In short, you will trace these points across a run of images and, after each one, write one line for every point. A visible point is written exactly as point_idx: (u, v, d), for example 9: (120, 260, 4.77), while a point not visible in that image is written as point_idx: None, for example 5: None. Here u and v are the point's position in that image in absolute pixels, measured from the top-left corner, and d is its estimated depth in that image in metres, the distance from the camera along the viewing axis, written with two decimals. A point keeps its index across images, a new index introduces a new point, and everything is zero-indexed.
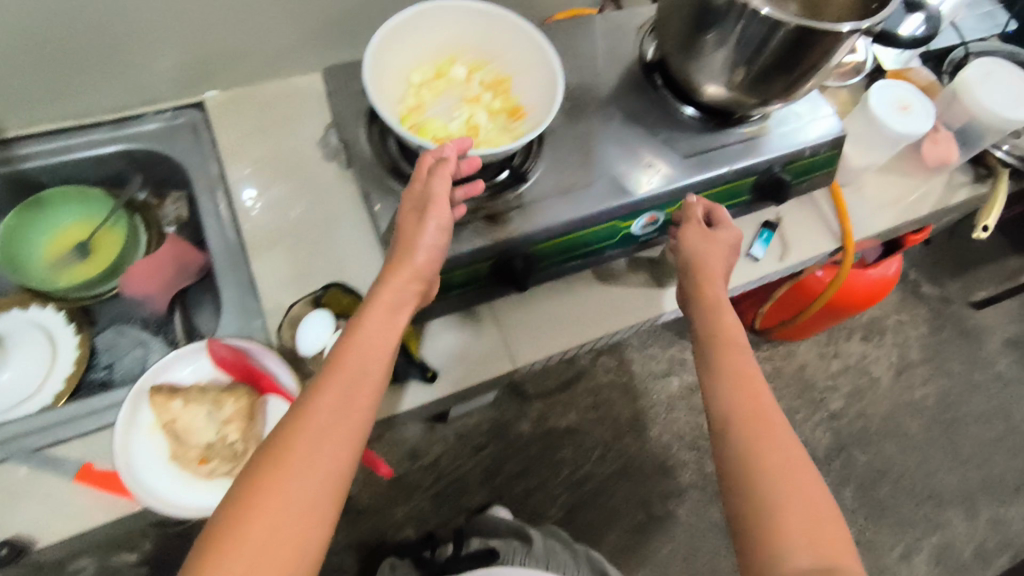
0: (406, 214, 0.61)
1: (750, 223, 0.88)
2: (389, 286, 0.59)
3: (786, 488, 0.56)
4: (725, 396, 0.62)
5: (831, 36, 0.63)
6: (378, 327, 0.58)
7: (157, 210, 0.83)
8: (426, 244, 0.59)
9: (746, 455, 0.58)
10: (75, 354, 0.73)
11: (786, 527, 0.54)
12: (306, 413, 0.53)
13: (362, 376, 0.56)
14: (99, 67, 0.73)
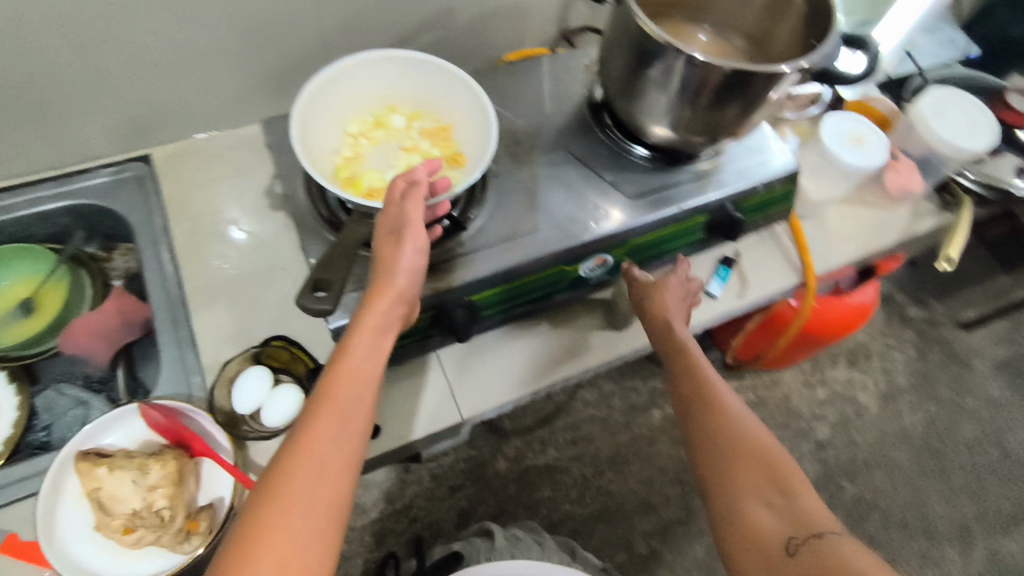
0: (382, 234, 0.56)
1: (708, 259, 0.87)
2: (369, 313, 0.53)
3: (744, 460, 0.65)
4: (686, 399, 0.71)
5: (765, 76, 0.62)
6: (363, 356, 0.53)
7: (105, 263, 0.83)
8: (407, 266, 0.54)
9: (710, 441, 0.67)
10: (14, 416, 0.71)
11: (750, 489, 0.63)
12: (295, 459, 0.48)
13: (349, 410, 0.51)
14: (39, 125, 0.73)
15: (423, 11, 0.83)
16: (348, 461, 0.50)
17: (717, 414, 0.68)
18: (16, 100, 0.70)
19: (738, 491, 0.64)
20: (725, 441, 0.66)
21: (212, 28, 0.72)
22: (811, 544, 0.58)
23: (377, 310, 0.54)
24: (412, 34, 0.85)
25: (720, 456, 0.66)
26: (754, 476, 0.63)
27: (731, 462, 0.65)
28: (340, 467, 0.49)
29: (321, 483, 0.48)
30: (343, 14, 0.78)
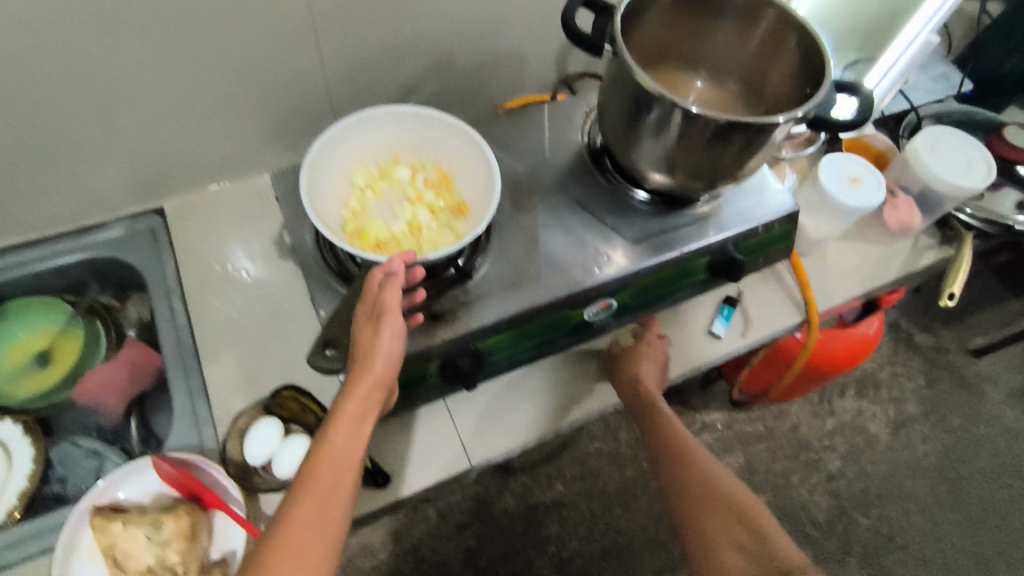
0: (363, 321, 0.57)
1: (711, 299, 0.88)
2: (350, 399, 0.54)
3: (714, 500, 0.69)
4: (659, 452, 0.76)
5: (760, 125, 0.64)
6: (343, 445, 0.53)
7: (118, 312, 0.85)
8: (384, 351, 0.55)
9: (688, 488, 0.70)
10: (30, 467, 0.73)
11: (721, 528, 0.67)
12: (275, 553, 0.48)
13: (327, 499, 0.51)
14: (58, 182, 0.76)
15: (426, 62, 0.85)
16: (325, 553, 0.49)
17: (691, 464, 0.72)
18: (34, 156, 0.72)
19: (712, 529, 0.67)
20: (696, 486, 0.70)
21: (222, 84, 0.75)
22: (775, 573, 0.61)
23: (357, 397, 0.54)
24: (415, 83, 0.88)
25: (693, 500, 0.70)
26: (722, 512, 0.67)
27: (704, 504, 0.69)
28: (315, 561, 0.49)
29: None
30: (349, 67, 0.80)
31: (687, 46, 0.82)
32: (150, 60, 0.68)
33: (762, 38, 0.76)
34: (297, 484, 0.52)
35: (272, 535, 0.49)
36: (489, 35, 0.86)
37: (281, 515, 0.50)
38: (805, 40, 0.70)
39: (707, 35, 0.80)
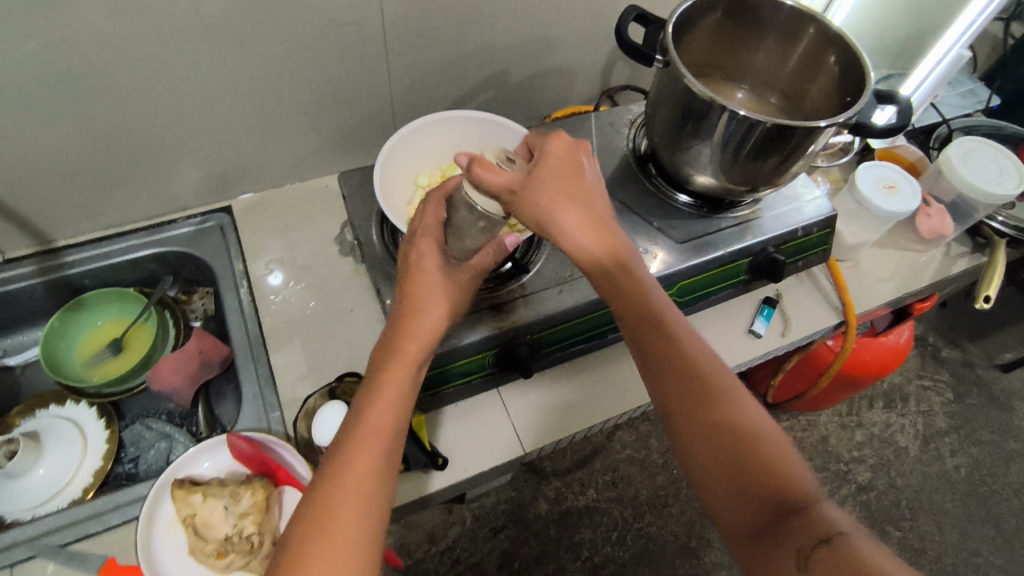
0: (423, 267, 0.61)
1: (750, 300, 0.91)
2: (413, 333, 0.58)
3: (717, 427, 0.50)
4: (652, 358, 0.55)
5: (806, 129, 0.67)
6: (398, 374, 0.56)
7: (185, 305, 0.89)
8: (450, 293, 0.61)
9: (683, 417, 0.52)
10: (104, 448, 0.77)
11: (714, 460, 0.49)
12: (342, 465, 0.49)
13: (384, 422, 0.53)
14: (139, 179, 0.82)
15: (481, 75, 0.90)
16: (383, 465, 0.50)
17: (676, 357, 0.54)
18: (119, 155, 0.78)
19: (696, 463, 0.50)
20: (686, 398, 0.52)
21: (294, 92, 0.80)
22: (819, 554, 0.42)
23: (416, 339, 0.58)
24: (468, 94, 0.93)
25: (674, 410, 0.52)
26: (725, 441, 0.49)
27: (701, 436, 0.50)
28: (377, 473, 0.49)
29: (361, 486, 0.48)
30: (410, 79, 0.86)
31: (729, 60, 0.86)
32: (233, 68, 0.74)
33: (803, 52, 0.80)
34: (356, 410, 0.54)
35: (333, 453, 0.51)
36: (540, 51, 0.91)
37: (341, 436, 0.52)
38: (843, 54, 0.74)
39: (750, 50, 0.85)
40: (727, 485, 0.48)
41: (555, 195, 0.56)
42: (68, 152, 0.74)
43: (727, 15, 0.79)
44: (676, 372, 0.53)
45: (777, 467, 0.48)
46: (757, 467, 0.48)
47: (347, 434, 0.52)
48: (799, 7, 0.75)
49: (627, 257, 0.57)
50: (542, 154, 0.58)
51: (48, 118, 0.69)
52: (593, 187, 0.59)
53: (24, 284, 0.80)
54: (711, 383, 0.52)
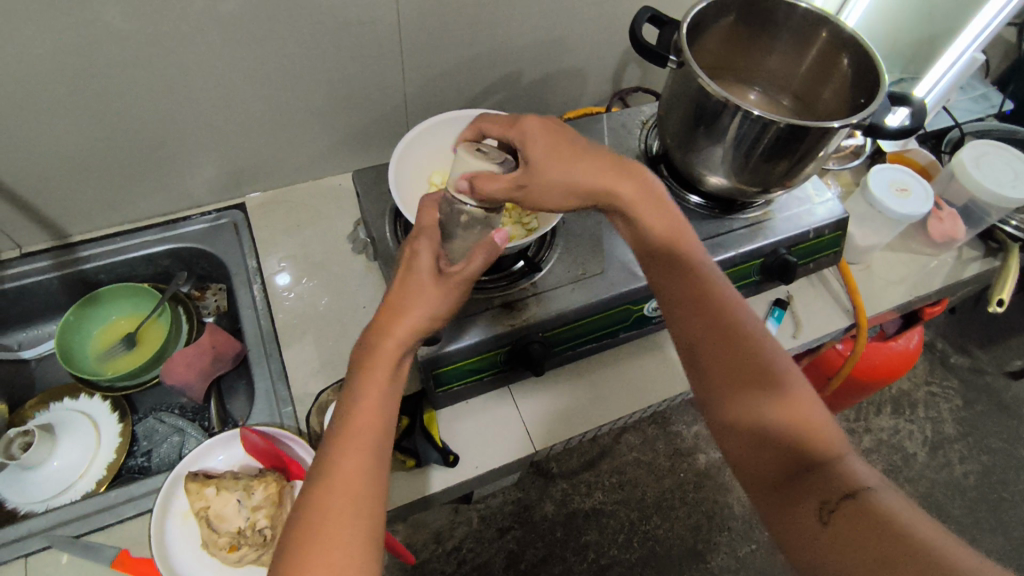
0: (410, 272, 0.55)
1: (761, 301, 0.91)
2: (390, 337, 0.52)
3: (749, 389, 0.53)
4: (685, 305, 0.58)
5: (821, 130, 0.66)
6: (374, 401, 0.50)
7: (198, 301, 0.90)
8: (429, 290, 0.53)
9: (714, 360, 0.55)
10: (117, 441, 0.78)
11: (744, 420, 0.52)
12: (315, 522, 0.45)
13: (358, 461, 0.48)
14: (155, 176, 0.82)
15: (494, 75, 0.91)
16: (364, 511, 0.47)
17: (710, 327, 0.56)
18: (136, 152, 0.78)
19: (727, 423, 0.54)
20: (716, 364, 0.55)
21: (309, 91, 0.81)
22: (845, 506, 0.46)
23: (398, 338, 0.52)
24: (481, 95, 0.93)
25: (706, 373, 0.55)
26: (758, 404, 0.52)
27: (732, 378, 0.54)
28: (358, 523, 0.46)
29: (340, 542, 0.45)
30: (425, 78, 0.86)
31: (742, 62, 0.87)
32: (251, 66, 0.74)
33: (817, 55, 0.80)
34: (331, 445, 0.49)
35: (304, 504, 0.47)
36: (553, 52, 0.91)
37: (314, 481, 0.47)
38: (857, 57, 0.74)
39: (763, 53, 0.85)
40: (752, 444, 0.52)
41: (556, 163, 0.59)
42: (87, 147, 0.75)
43: (741, 17, 0.79)
44: (709, 339, 0.56)
45: (805, 426, 0.51)
46: (786, 426, 0.51)
47: (319, 481, 0.47)
48: (813, 10, 0.75)
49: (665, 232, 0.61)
50: (524, 138, 0.61)
51: (68, 114, 0.70)
52: (588, 150, 0.61)
53: (41, 278, 0.81)
54: (746, 345, 0.55)
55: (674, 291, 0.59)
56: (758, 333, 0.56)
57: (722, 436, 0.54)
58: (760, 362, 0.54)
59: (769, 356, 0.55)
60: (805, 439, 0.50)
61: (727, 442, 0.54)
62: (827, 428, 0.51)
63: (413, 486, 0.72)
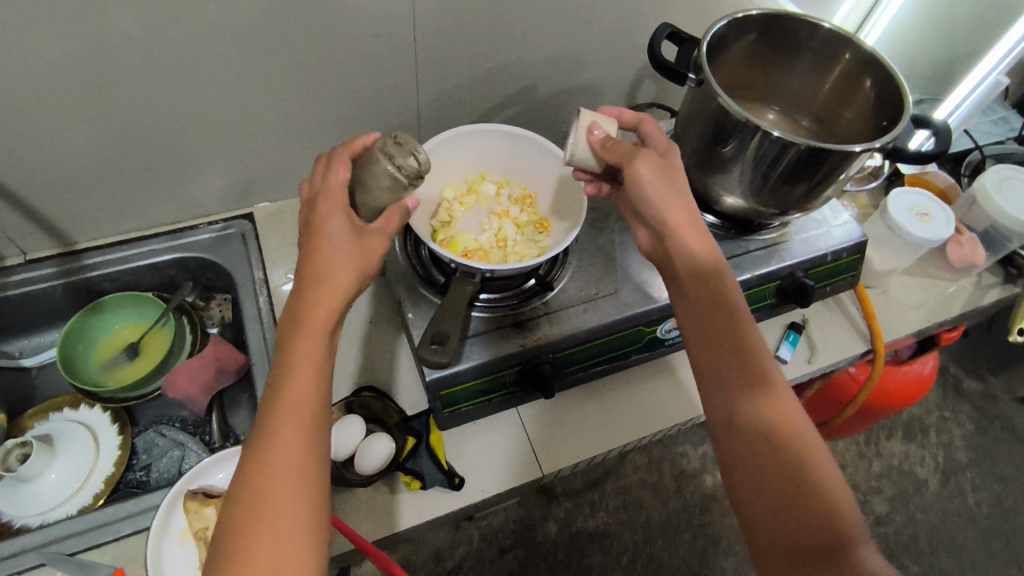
0: (327, 234, 0.54)
1: (774, 325, 0.89)
2: (316, 303, 0.52)
3: (780, 457, 0.51)
4: (714, 348, 0.56)
5: (843, 152, 0.65)
6: (308, 367, 0.50)
7: (202, 311, 0.88)
8: (340, 246, 0.54)
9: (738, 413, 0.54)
10: (116, 454, 0.76)
11: (771, 485, 0.51)
12: (260, 493, 0.45)
13: (297, 430, 0.48)
14: (164, 184, 0.82)
15: (508, 90, 0.90)
16: (310, 477, 0.47)
17: (748, 386, 0.54)
18: (144, 160, 0.77)
19: (749, 485, 0.52)
20: (750, 422, 0.53)
21: (321, 102, 0.80)
22: None
23: (328, 304, 0.52)
24: (495, 109, 0.93)
25: (738, 436, 0.53)
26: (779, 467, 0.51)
27: (756, 434, 0.52)
28: (303, 486, 0.46)
29: (288, 529, 0.45)
30: (439, 90, 0.85)
31: (762, 82, 0.85)
32: (266, 74, 0.73)
33: (839, 76, 0.79)
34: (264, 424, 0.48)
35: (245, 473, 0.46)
36: (568, 67, 0.90)
37: (253, 451, 0.47)
38: (880, 79, 0.73)
39: (784, 73, 0.83)
40: (773, 510, 0.50)
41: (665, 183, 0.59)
42: (95, 155, 0.74)
43: (762, 36, 0.78)
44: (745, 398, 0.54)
45: (830, 498, 0.49)
46: (811, 496, 0.49)
47: (259, 459, 0.47)
48: (837, 30, 0.74)
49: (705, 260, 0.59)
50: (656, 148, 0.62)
51: (77, 120, 0.69)
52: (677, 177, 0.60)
53: (46, 285, 0.80)
54: (780, 410, 0.53)
55: (715, 343, 0.56)
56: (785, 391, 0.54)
57: (741, 498, 0.52)
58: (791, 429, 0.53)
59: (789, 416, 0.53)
60: (829, 513, 0.49)
61: (745, 504, 0.51)
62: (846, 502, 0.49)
63: (417, 509, 0.69)
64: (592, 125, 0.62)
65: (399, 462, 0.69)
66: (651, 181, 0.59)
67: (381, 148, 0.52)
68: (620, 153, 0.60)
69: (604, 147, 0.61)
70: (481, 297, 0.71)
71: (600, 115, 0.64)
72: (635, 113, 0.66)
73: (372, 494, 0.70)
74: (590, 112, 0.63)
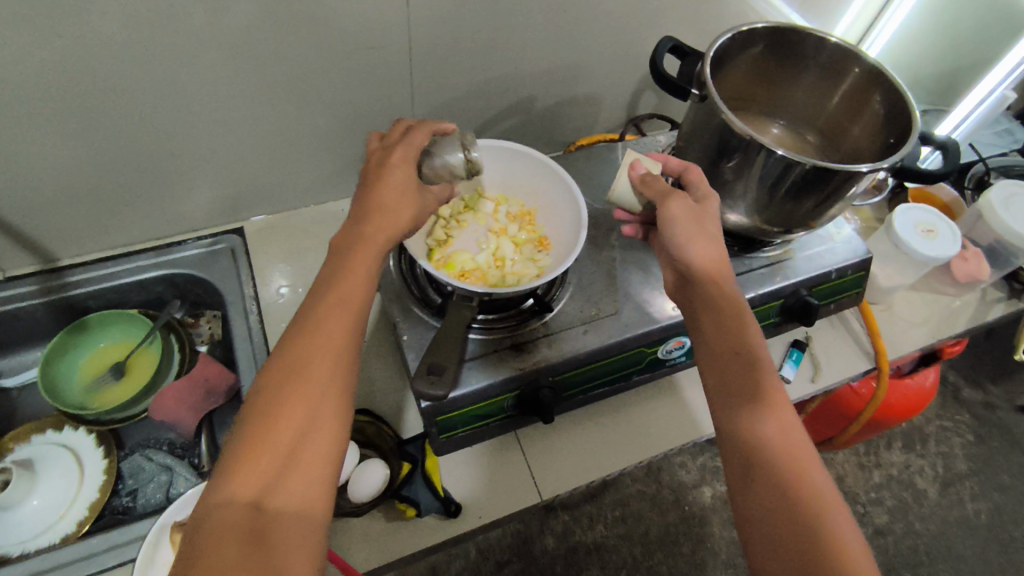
0: (389, 174, 0.59)
1: (777, 343, 0.87)
2: (365, 239, 0.56)
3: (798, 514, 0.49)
4: (724, 375, 0.56)
5: (851, 171, 0.63)
6: (352, 282, 0.54)
7: (191, 328, 0.86)
8: (399, 183, 0.59)
9: (752, 442, 0.53)
10: (102, 479, 0.74)
11: (790, 544, 0.48)
12: (293, 383, 0.49)
13: (335, 338, 0.51)
14: (151, 199, 0.79)
15: (506, 101, 0.88)
16: (338, 380, 0.50)
17: (764, 430, 0.53)
18: (130, 176, 0.75)
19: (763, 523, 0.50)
20: (763, 454, 0.52)
21: (312, 115, 0.78)
22: None
23: (383, 235, 0.57)
24: (492, 120, 0.90)
25: (751, 469, 0.52)
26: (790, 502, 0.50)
27: (769, 467, 0.51)
28: (329, 386, 0.49)
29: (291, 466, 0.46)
30: (434, 103, 0.83)
31: (765, 95, 0.84)
32: (255, 87, 0.71)
33: (846, 90, 0.77)
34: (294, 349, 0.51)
35: (279, 363, 0.50)
36: (567, 78, 0.88)
37: (280, 373, 0.49)
38: (888, 95, 0.71)
39: (788, 87, 0.82)
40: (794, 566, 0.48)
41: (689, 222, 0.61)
42: (79, 170, 0.72)
43: (768, 49, 0.76)
44: (763, 454, 0.52)
45: (848, 554, 0.47)
46: (830, 554, 0.47)
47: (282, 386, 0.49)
48: (843, 45, 0.72)
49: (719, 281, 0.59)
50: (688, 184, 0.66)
51: (59, 137, 0.67)
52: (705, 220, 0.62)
53: (28, 303, 0.77)
54: (797, 456, 0.52)
55: (734, 396, 0.55)
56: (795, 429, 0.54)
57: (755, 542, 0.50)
58: (809, 485, 0.51)
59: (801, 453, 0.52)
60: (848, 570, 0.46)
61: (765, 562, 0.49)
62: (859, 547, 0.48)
63: (414, 536, 0.68)
64: (634, 163, 0.69)
65: (394, 489, 0.67)
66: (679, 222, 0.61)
67: (460, 140, 0.63)
68: (656, 190, 0.65)
69: (641, 182, 0.67)
70: (478, 318, 0.69)
71: (644, 156, 0.71)
72: (681, 161, 0.70)
73: (366, 523, 0.68)
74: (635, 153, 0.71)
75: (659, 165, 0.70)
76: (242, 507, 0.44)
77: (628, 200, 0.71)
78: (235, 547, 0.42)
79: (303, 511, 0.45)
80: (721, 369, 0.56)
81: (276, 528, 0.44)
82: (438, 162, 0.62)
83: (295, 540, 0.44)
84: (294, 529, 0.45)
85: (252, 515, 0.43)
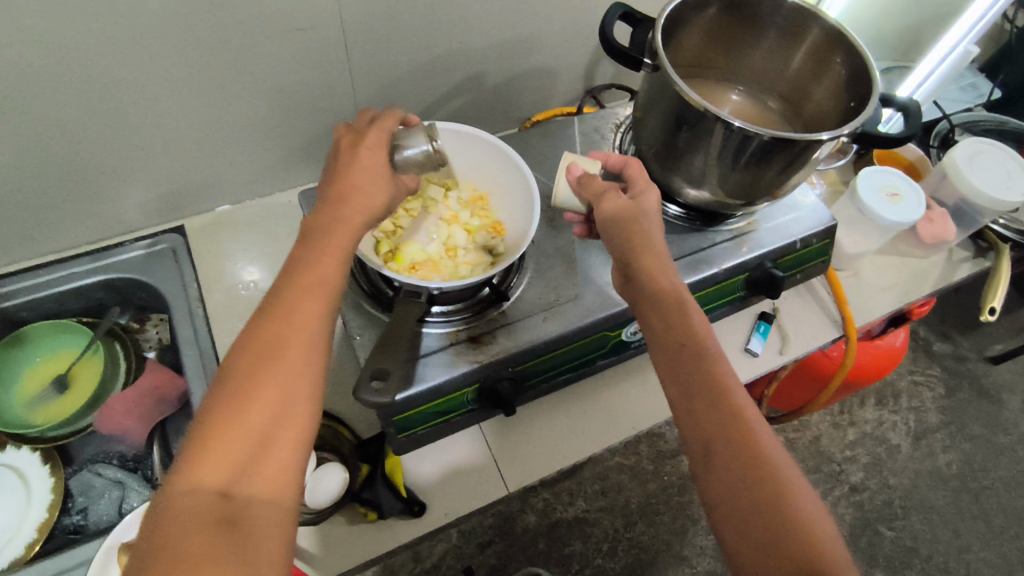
0: (357, 157, 0.55)
1: (745, 317, 0.86)
2: (336, 218, 0.52)
3: (763, 497, 0.47)
4: (676, 365, 0.54)
5: (809, 141, 0.60)
6: (328, 265, 0.50)
7: (138, 333, 0.83)
8: (365, 160, 0.55)
9: (713, 429, 0.50)
10: (49, 498, 0.71)
11: (753, 529, 0.46)
12: (264, 364, 0.45)
13: (307, 318, 0.47)
14: (81, 201, 0.75)
15: (454, 79, 0.84)
16: (315, 362, 0.47)
17: (721, 416, 0.50)
18: (54, 180, 0.70)
19: (729, 511, 0.48)
20: (721, 441, 0.49)
21: (247, 103, 0.73)
22: None
23: (357, 211, 0.53)
24: (443, 99, 0.86)
25: (713, 461, 0.49)
26: (752, 487, 0.47)
27: (727, 454, 0.49)
28: (305, 367, 0.46)
29: (248, 454, 0.42)
30: (378, 84, 0.79)
31: (722, 60, 0.80)
32: (180, 77, 0.66)
33: (806, 53, 0.74)
34: (248, 335, 0.46)
35: (247, 347, 0.45)
36: (518, 51, 0.84)
37: (235, 360, 0.45)
38: (848, 57, 0.68)
39: (747, 52, 0.79)
40: (757, 551, 0.46)
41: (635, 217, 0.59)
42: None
43: (723, 14, 0.73)
44: (725, 437, 0.49)
45: (815, 539, 0.45)
46: (794, 537, 0.45)
47: (232, 374, 0.44)
48: (801, 5, 0.69)
49: (661, 275, 0.57)
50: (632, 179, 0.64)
51: None
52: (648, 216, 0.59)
53: None
54: (756, 438, 0.49)
55: (687, 387, 0.52)
56: (749, 408, 0.51)
57: (724, 530, 0.48)
58: (773, 467, 0.48)
59: (758, 434, 0.50)
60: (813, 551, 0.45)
61: (732, 548, 0.47)
62: (823, 525, 0.46)
63: (378, 539, 0.66)
64: (571, 166, 0.67)
65: (354, 492, 0.65)
66: (620, 221, 0.59)
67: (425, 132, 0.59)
68: (592, 193, 0.62)
69: (581, 185, 0.64)
70: (433, 311, 0.66)
71: (581, 158, 0.68)
72: (622, 157, 0.68)
73: (326, 528, 0.66)
74: (572, 155, 0.68)
75: (598, 163, 0.68)
76: (208, 497, 0.40)
77: (572, 204, 0.68)
78: (204, 534, 0.38)
79: (276, 498, 0.42)
80: (673, 359, 0.54)
81: (249, 514, 0.41)
82: (409, 153, 0.57)
83: (272, 526, 0.41)
84: (271, 520, 0.41)
85: (222, 499, 0.40)
